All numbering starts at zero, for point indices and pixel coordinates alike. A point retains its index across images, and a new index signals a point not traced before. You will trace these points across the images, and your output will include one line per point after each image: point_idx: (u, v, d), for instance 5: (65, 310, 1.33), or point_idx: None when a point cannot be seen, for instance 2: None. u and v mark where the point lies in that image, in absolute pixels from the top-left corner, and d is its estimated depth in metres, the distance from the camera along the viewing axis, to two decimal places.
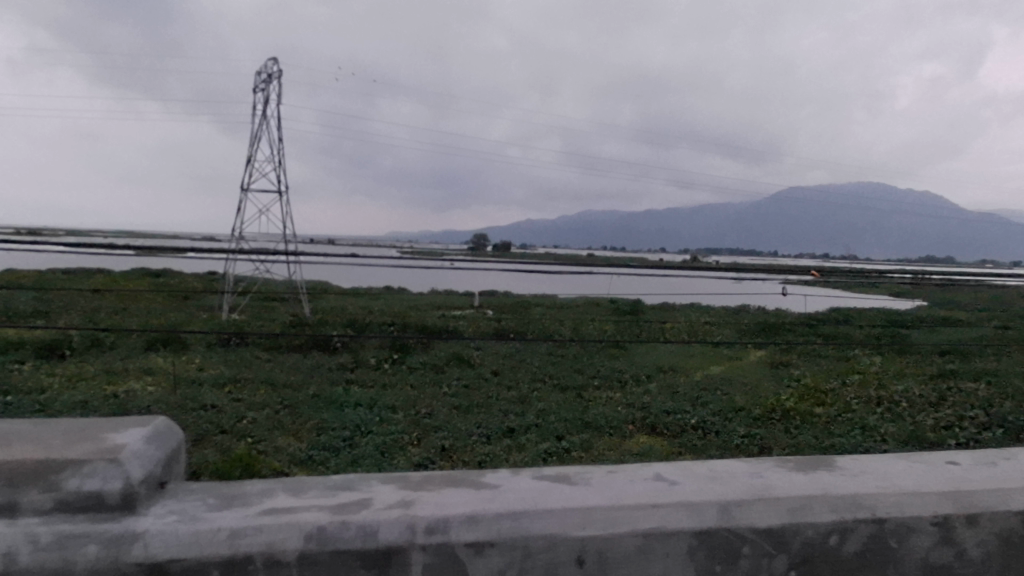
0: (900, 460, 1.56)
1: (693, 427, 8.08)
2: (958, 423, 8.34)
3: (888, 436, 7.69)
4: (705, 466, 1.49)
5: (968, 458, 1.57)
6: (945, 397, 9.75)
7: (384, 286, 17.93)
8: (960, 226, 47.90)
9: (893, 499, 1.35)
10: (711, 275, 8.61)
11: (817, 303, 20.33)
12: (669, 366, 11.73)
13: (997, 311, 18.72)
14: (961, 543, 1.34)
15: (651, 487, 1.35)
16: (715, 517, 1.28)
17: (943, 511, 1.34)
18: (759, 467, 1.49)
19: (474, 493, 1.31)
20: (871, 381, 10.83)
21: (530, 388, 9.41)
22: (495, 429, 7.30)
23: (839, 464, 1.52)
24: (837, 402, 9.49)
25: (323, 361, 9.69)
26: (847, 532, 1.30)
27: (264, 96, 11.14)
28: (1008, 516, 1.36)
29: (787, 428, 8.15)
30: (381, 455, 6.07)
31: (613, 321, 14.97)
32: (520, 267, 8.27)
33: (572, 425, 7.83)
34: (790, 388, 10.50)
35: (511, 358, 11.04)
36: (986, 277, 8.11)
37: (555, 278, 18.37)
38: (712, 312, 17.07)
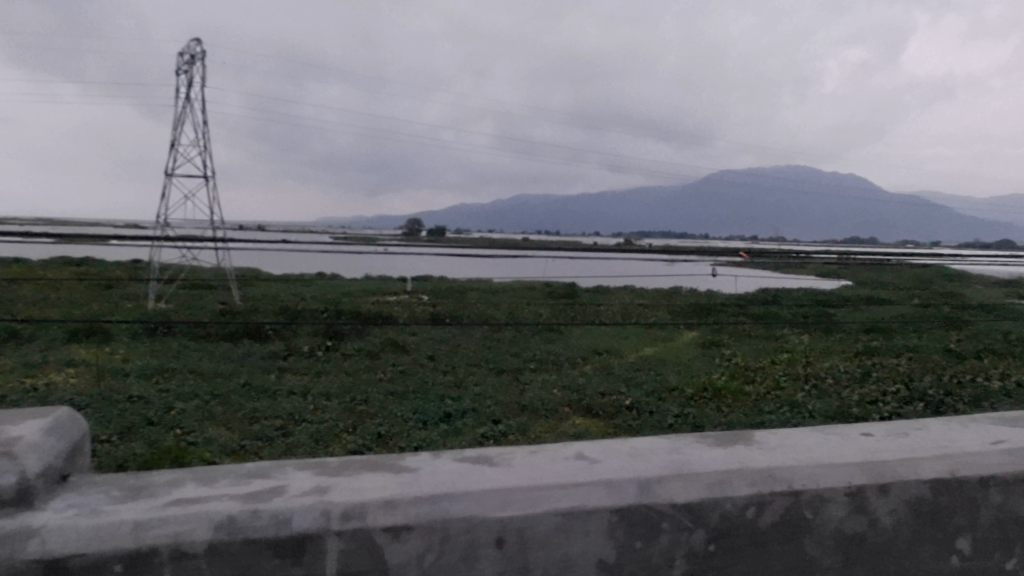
0: (815, 433, 1.58)
1: (627, 407, 8.21)
2: (881, 397, 8.65)
3: (816, 412, 7.92)
4: (626, 443, 1.49)
5: (881, 429, 1.61)
6: (868, 372, 10.10)
7: (316, 271, 17.71)
8: (881, 207, 49.61)
9: (808, 471, 1.37)
10: (643, 258, 8.71)
11: (747, 284, 20.80)
12: (603, 347, 11.91)
13: (917, 289, 19.39)
14: (873, 512, 1.37)
15: (572, 467, 1.35)
16: (635, 494, 1.28)
17: (856, 481, 1.37)
18: (680, 442, 1.50)
19: (392, 477, 1.28)
20: (798, 359, 11.15)
21: (466, 372, 9.43)
22: (430, 414, 7.29)
23: (757, 438, 1.54)
24: (766, 380, 9.74)
25: (254, 349, 9.54)
26: (763, 505, 1.32)
27: (188, 78, 10.85)
28: (917, 485, 1.40)
29: (719, 407, 8.32)
30: (316, 444, 6.00)
31: (548, 304, 15.07)
32: (453, 252, 8.24)
33: (508, 408, 7.86)
34: (721, 367, 10.74)
35: (446, 343, 11.03)
36: (906, 256, 8.39)
37: (490, 263, 18.43)
38: (645, 295, 17.32)
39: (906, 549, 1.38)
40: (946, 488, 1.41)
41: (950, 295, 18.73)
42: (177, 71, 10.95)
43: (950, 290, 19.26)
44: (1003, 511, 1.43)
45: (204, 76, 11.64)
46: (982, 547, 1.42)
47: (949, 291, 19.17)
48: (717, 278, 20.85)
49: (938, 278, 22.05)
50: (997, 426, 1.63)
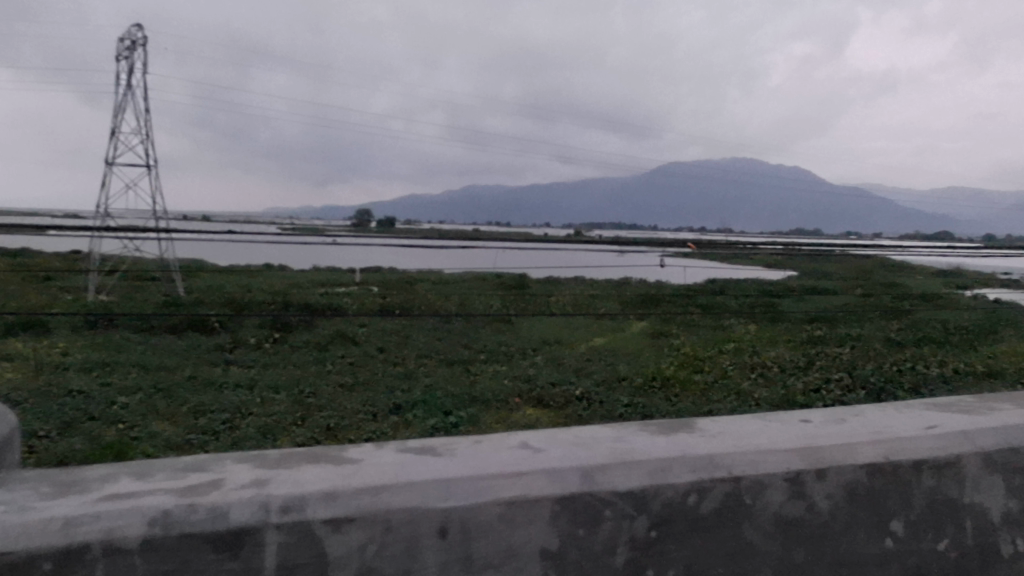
0: (755, 420, 1.60)
1: (577, 397, 8.27)
2: (825, 385, 8.86)
3: (761, 400, 8.07)
4: (570, 432, 1.50)
5: (820, 415, 1.64)
6: (812, 361, 10.33)
7: (263, 263, 17.47)
8: (825, 200, 50.62)
9: (748, 457, 1.39)
10: (593, 249, 8.76)
11: (695, 275, 21.06)
12: (553, 338, 11.97)
13: (859, 279, 19.85)
14: (811, 496, 1.40)
15: (516, 456, 1.35)
16: (578, 482, 1.29)
17: (794, 467, 1.40)
18: (624, 431, 1.51)
19: (333, 468, 1.27)
20: (744, 348, 11.34)
21: (416, 363, 9.41)
22: (380, 406, 7.25)
23: (699, 426, 1.55)
24: (713, 369, 9.90)
25: (200, 341, 9.38)
26: (705, 492, 1.33)
27: (128, 65, 10.58)
28: (853, 470, 1.43)
29: (667, 396, 8.43)
30: (263, 437, 5.92)
31: (499, 295, 15.09)
32: (403, 242, 8.19)
33: (459, 399, 7.85)
34: (670, 357, 10.87)
35: (396, 335, 10.97)
36: (849, 247, 8.57)
37: (441, 254, 18.38)
38: (595, 285, 17.43)
39: (842, 533, 1.41)
40: (880, 472, 1.44)
41: (891, 285, 19.20)
42: (117, 57, 10.68)
43: (890, 280, 19.75)
44: (935, 493, 1.47)
45: (145, 62, 11.37)
46: (915, 529, 1.46)
47: (889, 281, 19.66)
48: (665, 269, 21.09)
49: (879, 269, 22.61)
50: (930, 411, 1.68)
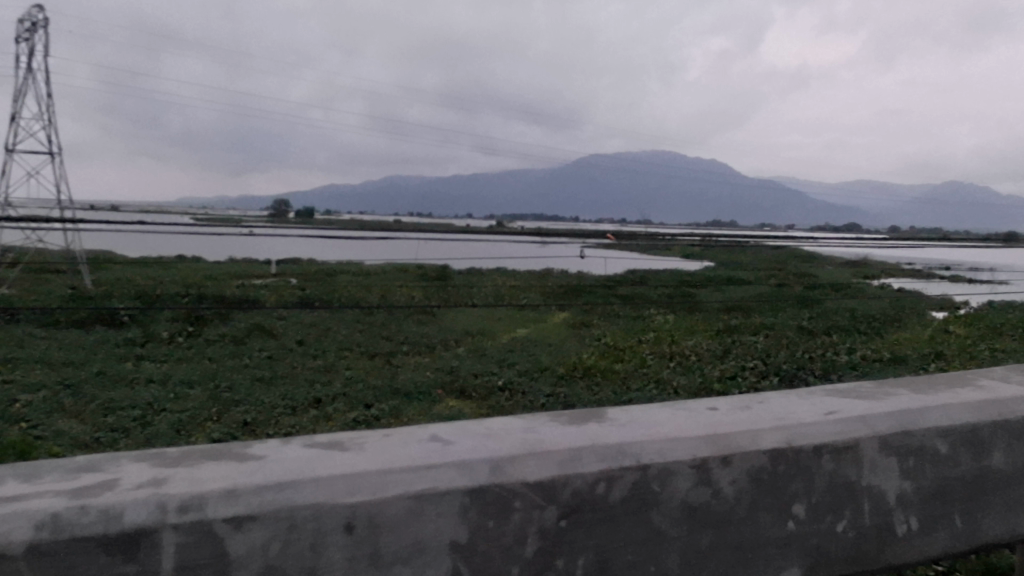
0: (665, 408, 1.63)
1: (500, 388, 8.30)
2: (740, 373, 9.10)
3: (680, 388, 8.25)
4: (482, 423, 1.49)
5: (726, 403, 1.67)
6: (729, 349, 10.60)
7: (177, 254, 16.99)
8: (740, 192, 51.93)
9: (656, 445, 1.41)
10: (515, 239, 8.79)
11: (616, 266, 21.37)
12: (475, 329, 11.99)
13: (773, 270, 20.45)
14: (716, 483, 1.42)
15: (426, 449, 1.34)
16: (488, 474, 1.28)
17: (700, 454, 1.42)
18: (534, 422, 1.51)
19: (235, 465, 1.24)
20: (663, 338, 11.57)
21: (337, 356, 9.29)
22: (300, 400, 7.14)
23: (609, 415, 1.57)
24: (634, 358, 10.07)
25: (109, 336, 9.07)
26: (613, 480, 1.35)
27: (28, 47, 10.13)
28: (757, 455, 1.46)
29: (589, 385, 8.54)
30: (177, 434, 5.76)
31: (421, 287, 15.03)
32: (321, 233, 8.06)
33: (380, 392, 7.79)
34: (591, 346, 11.02)
35: (316, 327, 10.82)
36: (763, 238, 8.81)
37: (361, 246, 18.20)
38: (517, 277, 17.51)
39: (746, 517, 1.45)
40: (782, 457, 1.48)
41: (802, 275, 19.85)
42: (16, 39, 10.21)
43: (802, 271, 20.41)
44: (835, 476, 1.52)
45: (47, 44, 10.89)
46: (815, 512, 1.51)
47: (801, 272, 20.32)
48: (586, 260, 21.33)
49: (792, 260, 23.33)
50: (830, 397, 1.73)
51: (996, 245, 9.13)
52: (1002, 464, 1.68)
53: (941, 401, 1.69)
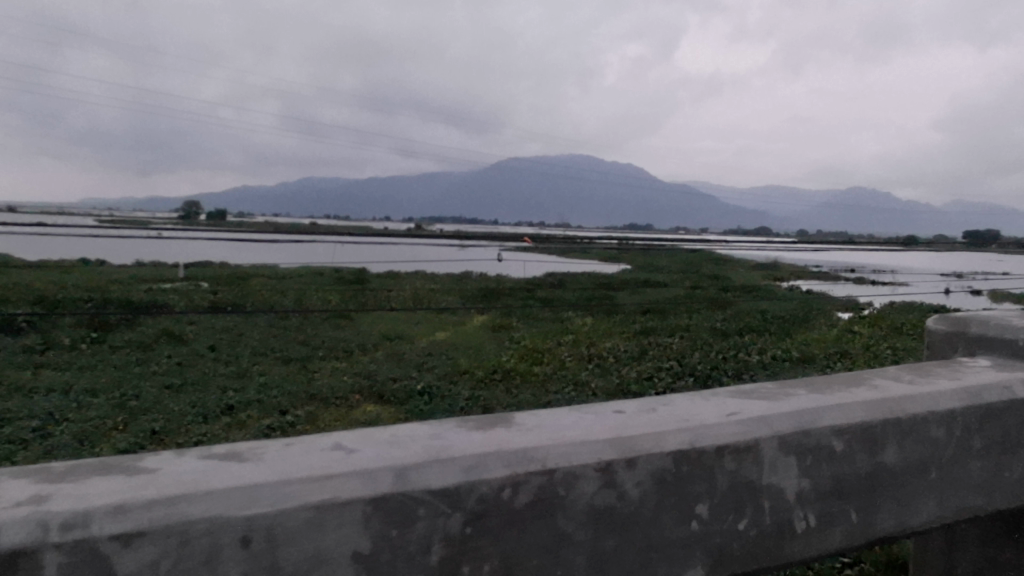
0: (572, 412, 1.64)
1: (419, 392, 8.27)
2: (656, 373, 9.29)
3: (598, 389, 8.36)
4: (387, 430, 1.46)
5: (632, 406, 1.69)
6: (645, 351, 10.80)
7: (80, 257, 16.39)
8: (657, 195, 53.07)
9: (561, 450, 1.42)
10: (433, 242, 8.75)
11: (534, 269, 21.51)
12: (393, 333, 11.92)
13: (687, 273, 20.93)
14: (621, 485, 1.44)
15: (327, 458, 1.31)
16: (391, 482, 1.26)
17: (606, 457, 1.43)
18: (440, 428, 1.49)
19: (125, 480, 1.19)
20: (581, 340, 11.71)
21: (250, 362, 9.10)
22: (211, 407, 6.95)
23: (516, 420, 1.57)
24: (553, 361, 10.17)
25: (6, 343, 8.68)
26: (518, 485, 1.34)
27: None
28: (661, 457, 1.48)
29: (508, 388, 8.58)
30: (79, 445, 5.54)
31: (338, 291, 14.87)
32: (233, 235, 7.88)
33: (295, 398, 7.65)
34: (511, 350, 11.06)
35: (228, 333, 10.57)
36: (677, 241, 8.99)
37: (276, 250, 17.91)
38: (435, 280, 17.48)
39: (650, 518, 1.47)
40: (685, 459, 1.51)
41: (715, 278, 20.38)
42: None
43: (715, 273, 20.96)
44: (736, 476, 1.56)
45: None
46: (718, 512, 1.54)
47: (715, 274, 20.87)
48: (504, 263, 21.46)
49: (705, 264, 23.92)
50: (733, 398, 1.77)
51: (897, 248, 9.54)
52: (894, 460, 1.74)
53: (838, 400, 1.75)
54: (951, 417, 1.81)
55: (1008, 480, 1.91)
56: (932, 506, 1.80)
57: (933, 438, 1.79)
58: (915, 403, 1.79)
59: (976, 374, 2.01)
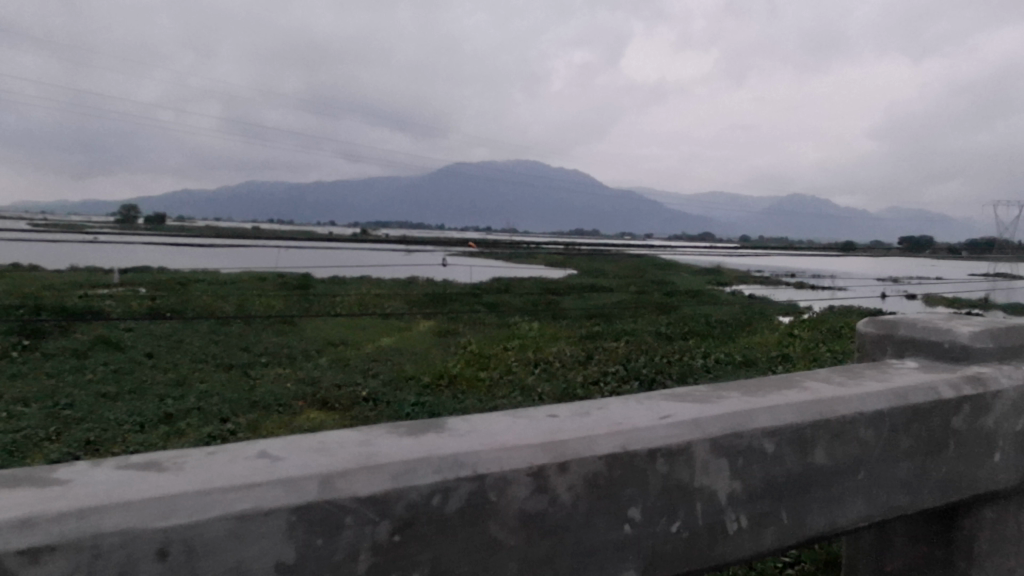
0: (505, 416, 1.62)
1: (364, 398, 8.20)
2: (602, 377, 9.38)
3: (544, 394, 8.36)
4: (315, 437, 1.43)
5: (566, 409, 1.69)
6: (591, 355, 10.90)
7: (12, 261, 15.92)
8: None
9: (492, 455, 1.40)
10: (378, 246, 8.69)
11: (480, 274, 21.50)
12: (337, 339, 11.82)
13: (633, 278, 21.19)
14: (553, 490, 1.43)
15: (251, 467, 1.27)
16: (316, 490, 1.24)
17: (537, 461, 1.42)
18: (370, 434, 1.47)
19: (35, 492, 1.14)
20: (527, 345, 11.76)
21: (189, 368, 8.92)
22: (149, 416, 6.80)
23: (448, 425, 1.55)
24: (499, 366, 10.20)
25: None
26: (449, 491, 1.33)
27: None
28: (593, 461, 1.48)
29: (454, 394, 8.55)
30: (9, 456, 5.36)
31: (281, 296, 14.70)
32: (171, 239, 7.71)
33: (236, 405, 7.52)
34: (457, 355, 11.04)
35: (167, 340, 10.35)
36: (622, 246, 9.08)
37: (219, 256, 17.64)
38: (381, 285, 17.39)
39: (583, 522, 1.46)
40: (618, 463, 1.50)
41: (660, 283, 20.65)
42: None
43: (660, 279, 21.24)
44: (668, 479, 1.56)
45: None
46: (650, 515, 1.54)
47: (659, 279, 21.15)
48: (450, 268, 21.46)
49: (650, 269, 24.19)
50: (667, 401, 1.78)
51: (836, 253, 9.75)
52: (824, 461, 1.77)
53: (769, 402, 1.77)
54: (879, 418, 1.85)
55: (933, 478, 1.95)
56: (861, 505, 1.83)
57: (862, 439, 1.83)
58: (845, 405, 1.82)
59: (903, 376, 2.05)
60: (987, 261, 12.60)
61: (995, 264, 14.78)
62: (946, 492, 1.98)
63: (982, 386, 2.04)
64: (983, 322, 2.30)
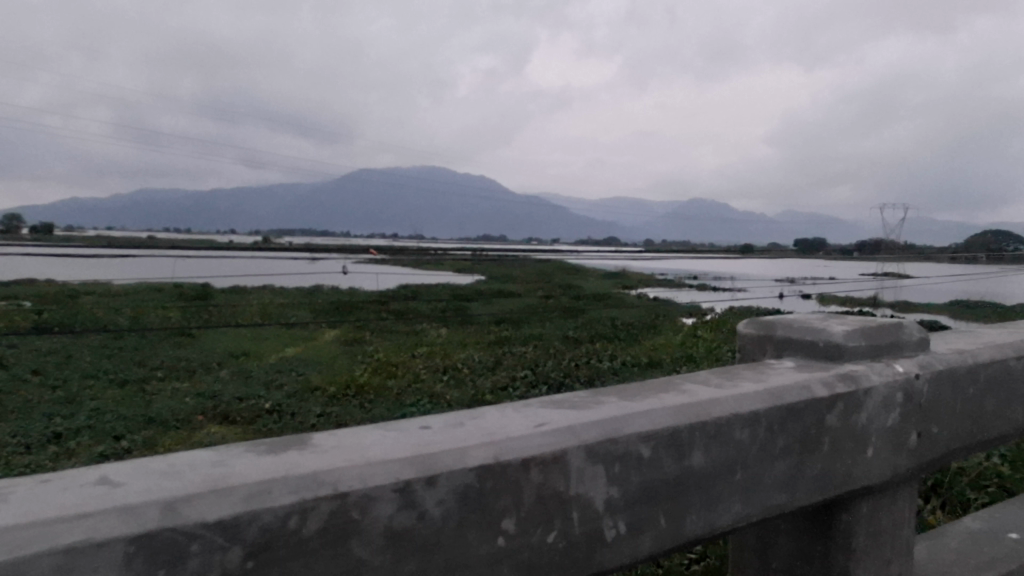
0: (374, 429, 1.57)
1: (267, 410, 7.97)
2: (511, 382, 9.39)
3: (453, 401, 8.32)
4: (164, 458, 1.35)
5: (439, 420, 1.64)
6: (499, 360, 10.92)
7: None
8: None
9: (356, 471, 1.34)
10: (279, 253, 8.46)
11: (387, 282, 21.30)
12: (240, 350, 11.51)
13: (541, 283, 21.38)
14: (422, 505, 1.38)
15: (86, 494, 1.19)
16: (158, 517, 1.15)
17: (404, 476, 1.37)
18: (227, 453, 1.39)
19: None
20: (436, 352, 11.70)
21: (80, 385, 8.52)
22: (35, 436, 6.45)
23: (312, 441, 1.48)
24: (407, 373, 10.10)
25: None
26: (307, 512, 1.26)
27: None
28: (464, 473, 1.43)
29: (361, 404, 8.41)
30: None
31: (179, 308, 14.21)
32: (56, 249, 7.32)
33: (130, 423, 7.19)
34: (364, 364, 10.89)
35: (56, 356, 9.85)
36: (529, 251, 9.10)
37: (113, 266, 16.95)
38: (285, 294, 17.04)
39: (453, 537, 1.42)
40: (490, 474, 1.47)
41: (567, 288, 20.89)
42: None
43: (568, 284, 21.53)
44: (543, 488, 1.53)
45: None
46: (525, 526, 1.50)
47: (567, 285, 21.44)
48: (357, 276, 21.19)
49: (557, 275, 24.45)
50: (544, 408, 1.75)
51: (735, 255, 10.03)
52: (701, 463, 1.77)
53: (646, 407, 1.76)
54: (753, 419, 1.86)
55: (810, 476, 1.98)
56: (739, 506, 1.84)
57: (738, 439, 1.84)
58: (721, 406, 1.83)
59: (779, 375, 2.08)
60: (875, 260, 13.19)
61: (884, 265, 15.47)
62: (821, 489, 2.01)
63: (854, 384, 2.09)
64: (857, 321, 2.36)
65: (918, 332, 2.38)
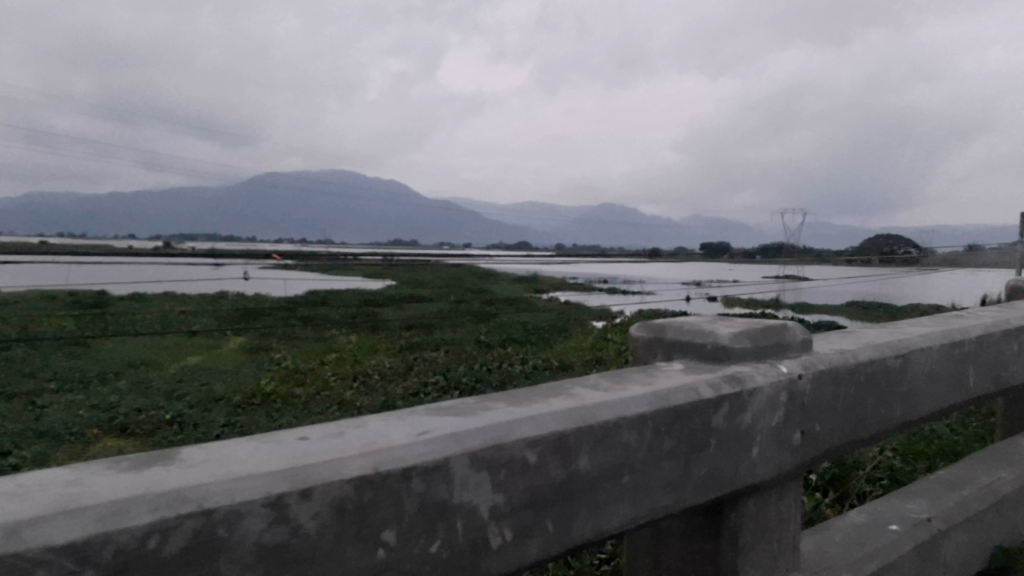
0: (250, 441, 1.51)
1: (167, 422, 7.68)
2: (422, 389, 9.29)
3: (363, 407, 8.19)
4: (12, 479, 1.26)
5: (319, 431, 1.59)
6: (410, 366, 10.82)
7: None
8: None
9: (222, 487, 1.28)
10: (180, 259, 8.18)
11: (296, 288, 20.85)
12: (139, 360, 11.08)
13: (453, 288, 21.33)
14: (295, 519, 1.33)
15: None
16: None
17: (276, 490, 1.32)
18: (85, 470, 1.31)
19: None
20: (346, 359, 11.51)
21: None
22: None
23: (179, 455, 1.41)
24: (316, 381, 9.90)
25: None
26: (169, 531, 1.20)
27: None
28: (340, 485, 1.38)
29: (267, 413, 8.20)
30: None
31: (72, 316, 13.58)
32: None
33: (20, 438, 6.82)
34: (270, 372, 10.62)
35: None
36: (439, 255, 9.04)
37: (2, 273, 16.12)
38: (188, 302, 16.50)
39: (330, 551, 1.37)
40: (368, 485, 1.42)
41: (479, 292, 20.90)
42: None
43: (480, 288, 21.53)
44: (425, 497, 1.50)
45: None
46: (406, 536, 1.47)
47: (479, 289, 21.44)
48: (264, 283, 20.70)
49: (469, 279, 24.44)
50: (429, 416, 1.72)
51: (643, 258, 10.19)
52: (587, 467, 1.77)
53: (534, 411, 1.75)
54: (640, 422, 1.87)
55: (697, 476, 2.01)
56: (627, 508, 1.85)
57: (625, 442, 1.85)
58: (608, 410, 1.83)
59: (667, 377, 2.10)
60: (777, 264, 13.61)
61: (785, 269, 15.98)
62: (709, 489, 2.04)
63: (739, 385, 2.12)
64: (743, 323, 2.41)
65: (801, 333, 2.44)
